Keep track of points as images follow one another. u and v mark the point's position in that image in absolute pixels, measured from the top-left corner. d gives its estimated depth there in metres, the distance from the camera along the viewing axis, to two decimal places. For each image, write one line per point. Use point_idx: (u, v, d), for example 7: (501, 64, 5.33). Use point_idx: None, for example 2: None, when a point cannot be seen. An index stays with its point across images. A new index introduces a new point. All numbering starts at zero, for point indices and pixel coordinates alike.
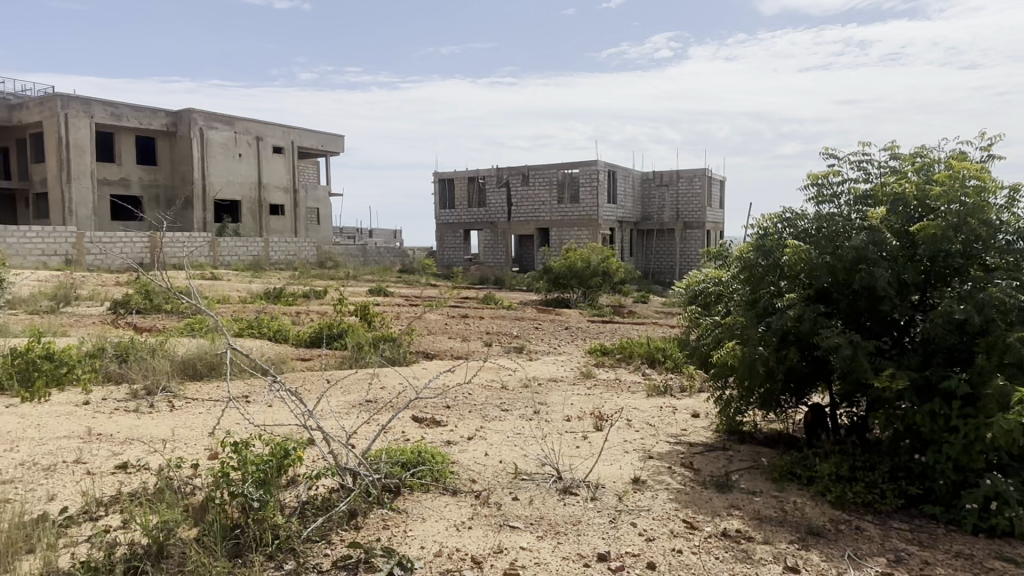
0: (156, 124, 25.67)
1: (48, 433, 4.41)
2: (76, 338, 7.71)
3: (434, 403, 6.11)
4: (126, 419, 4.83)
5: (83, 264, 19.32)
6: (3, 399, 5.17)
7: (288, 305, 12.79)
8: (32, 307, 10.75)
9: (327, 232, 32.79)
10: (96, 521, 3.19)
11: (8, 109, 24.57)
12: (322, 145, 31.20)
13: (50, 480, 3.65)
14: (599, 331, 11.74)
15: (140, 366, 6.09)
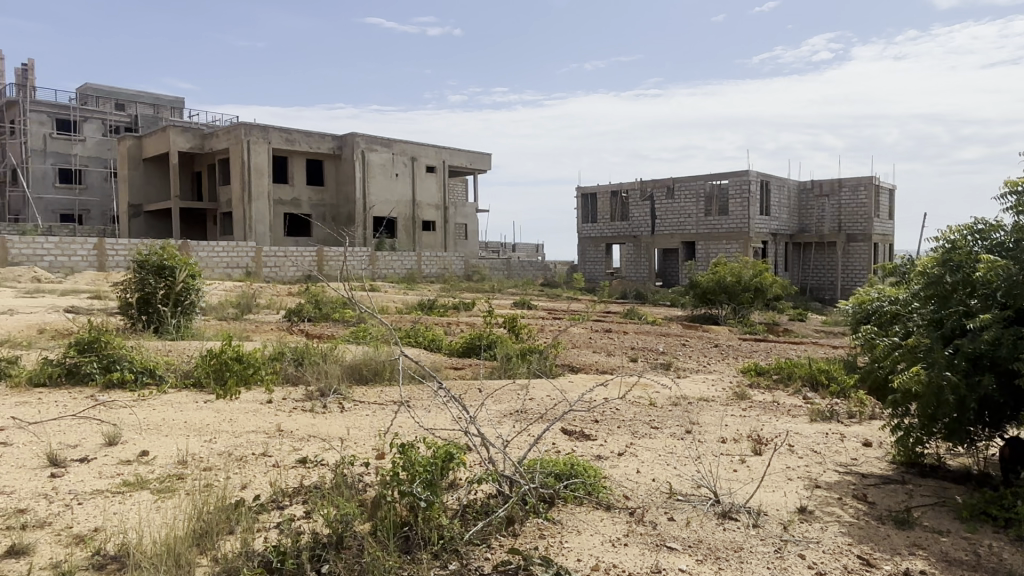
0: (323, 147, 27.99)
1: (239, 428, 4.90)
2: (258, 343, 8.50)
3: (583, 417, 6.09)
4: (302, 418, 5.26)
5: (261, 275, 21.32)
6: (202, 395, 5.81)
7: (438, 316, 13.35)
8: (220, 313, 12.04)
9: (474, 246, 33.91)
10: (282, 510, 3.49)
11: (201, 138, 27.75)
12: (470, 163, 32.42)
13: (244, 469, 4.04)
14: (752, 349, 11.16)
15: (314, 370, 6.62)
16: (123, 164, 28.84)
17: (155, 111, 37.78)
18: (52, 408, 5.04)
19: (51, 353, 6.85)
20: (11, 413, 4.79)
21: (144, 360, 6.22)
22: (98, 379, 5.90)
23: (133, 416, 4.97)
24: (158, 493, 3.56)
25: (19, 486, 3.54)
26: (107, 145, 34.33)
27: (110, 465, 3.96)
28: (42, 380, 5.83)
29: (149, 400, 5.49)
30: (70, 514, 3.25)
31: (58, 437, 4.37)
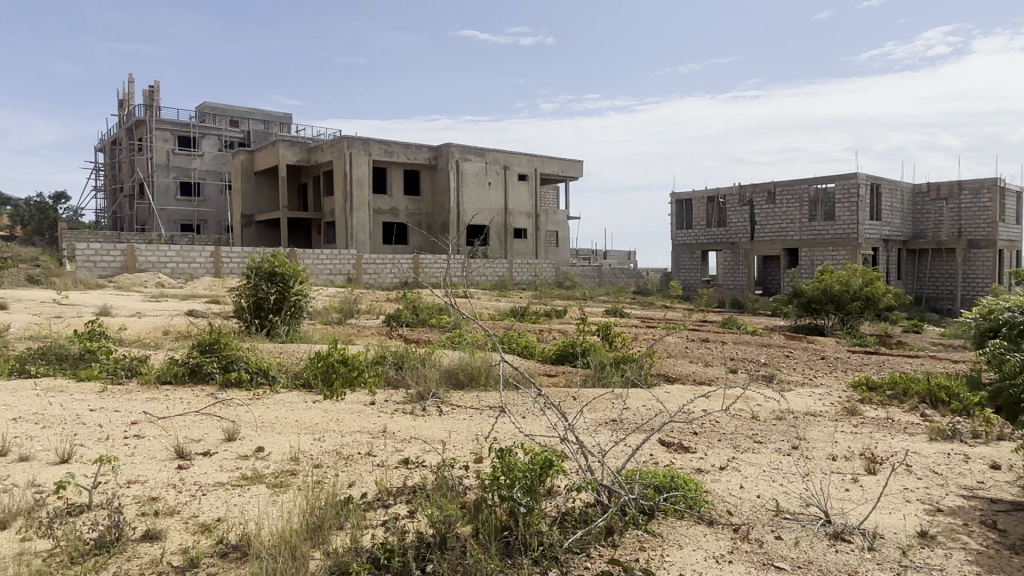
0: (420, 158, 28.81)
1: (346, 427, 5.10)
2: (360, 348, 8.85)
3: (682, 429, 5.95)
4: (404, 420, 5.41)
5: (361, 282, 22.15)
6: (310, 396, 6.10)
7: (532, 323, 13.41)
8: (325, 317, 12.60)
9: (565, 253, 33.89)
10: (388, 508, 3.60)
11: (307, 151, 29.16)
12: (562, 170, 32.44)
13: (350, 468, 4.20)
14: (862, 362, 10.54)
15: (413, 373, 6.80)
16: (237, 178, 30.77)
17: (266, 127, 40.09)
18: (177, 404, 5.43)
19: (176, 353, 7.40)
20: (143, 408, 5.19)
21: (258, 361, 6.60)
22: (218, 378, 6.29)
23: (249, 414, 5.28)
24: (273, 488, 3.75)
25: (151, 476, 3.82)
26: (223, 159, 36.72)
27: (230, 459, 4.21)
28: (169, 378, 6.29)
29: (263, 399, 5.81)
30: (197, 503, 3.49)
31: (185, 431, 4.70)
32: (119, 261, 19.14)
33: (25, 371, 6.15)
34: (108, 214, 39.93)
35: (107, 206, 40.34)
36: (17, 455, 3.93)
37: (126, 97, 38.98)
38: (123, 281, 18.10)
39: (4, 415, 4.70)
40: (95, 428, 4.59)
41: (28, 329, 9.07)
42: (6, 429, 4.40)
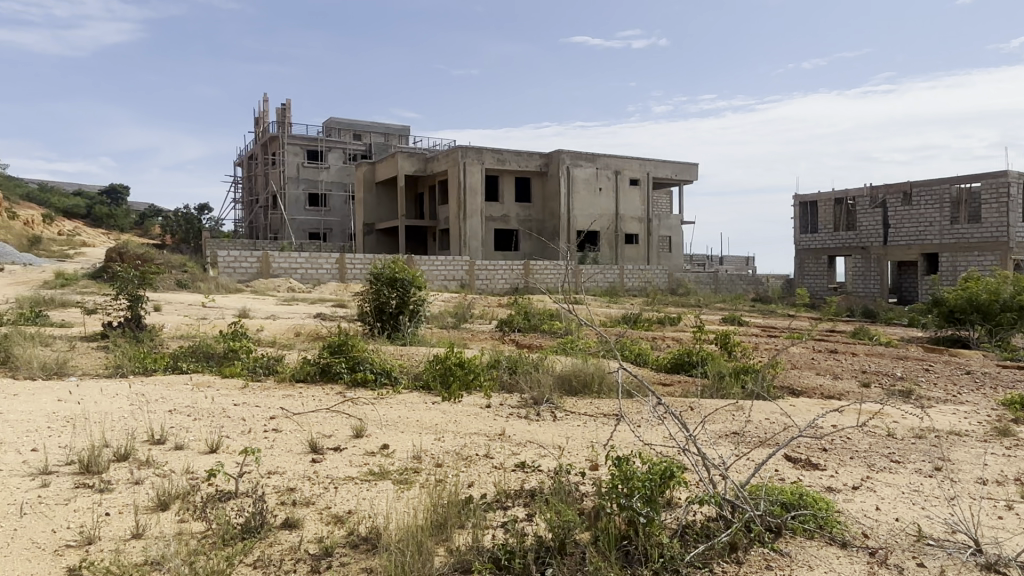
0: (531, 165, 29.11)
1: (464, 429, 5.24)
2: (476, 352, 9.05)
3: (809, 444, 5.66)
4: (519, 424, 5.48)
5: (474, 287, 22.64)
6: (429, 397, 6.32)
7: (645, 330, 13.18)
8: (441, 322, 12.99)
9: (678, 259, 33.08)
10: (506, 510, 3.66)
11: (424, 161, 30.22)
12: (676, 174, 31.74)
13: (470, 469, 4.30)
14: (1016, 379, 9.57)
15: (527, 378, 6.87)
16: (360, 188, 32.41)
17: (385, 139, 41.93)
18: (310, 401, 5.79)
19: (307, 354, 7.88)
20: (280, 404, 5.57)
21: (382, 362, 6.92)
22: (346, 377, 6.65)
23: (374, 413, 5.55)
24: (398, 484, 3.92)
25: (288, 467, 4.09)
26: (346, 171, 38.73)
27: (359, 455, 4.44)
28: (301, 376, 6.71)
29: (386, 399, 6.08)
30: (330, 495, 3.71)
31: (317, 427, 5.01)
32: (255, 267, 20.63)
33: (178, 367, 6.76)
34: (244, 224, 43.18)
35: (244, 217, 43.63)
36: (173, 443, 4.32)
37: (261, 115, 41.97)
38: (259, 285, 19.50)
39: (163, 406, 5.19)
40: (240, 421, 4.98)
41: (181, 329, 9.98)
42: (165, 419, 4.85)
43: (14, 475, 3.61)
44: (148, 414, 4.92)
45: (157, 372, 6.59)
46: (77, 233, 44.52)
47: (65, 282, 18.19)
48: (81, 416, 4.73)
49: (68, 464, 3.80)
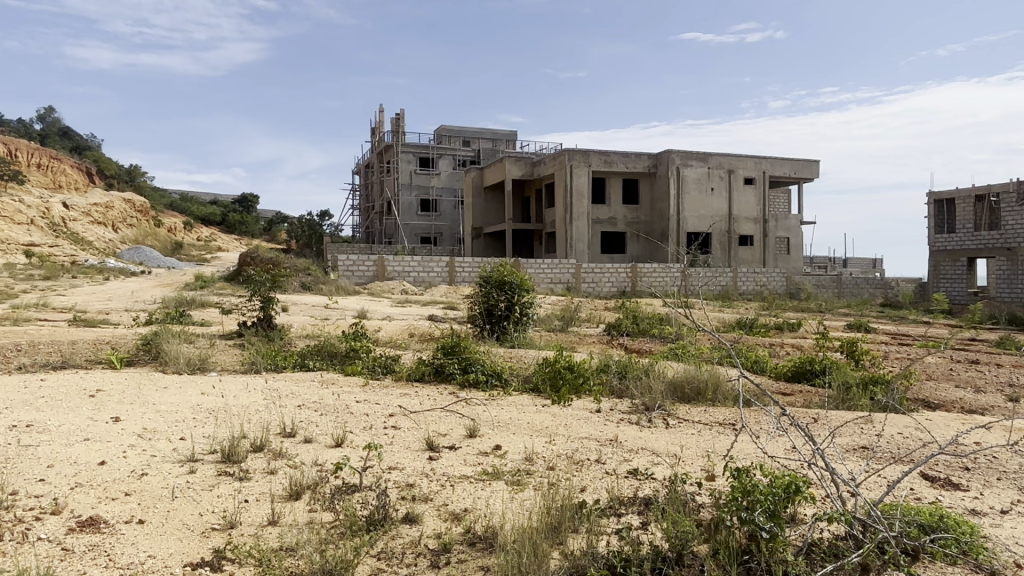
0: (640, 166, 28.69)
1: (575, 433, 5.24)
2: (585, 356, 9.01)
3: (949, 462, 5.22)
4: (631, 431, 5.41)
5: (580, 290, 22.57)
6: (539, 400, 6.36)
7: (761, 336, 12.62)
8: (550, 325, 13.05)
9: (798, 261, 31.47)
10: (620, 516, 3.63)
11: (531, 165, 30.46)
12: (795, 172, 30.25)
13: (581, 473, 4.30)
14: None
15: (637, 384, 6.77)
16: (469, 193, 33.14)
17: (494, 145, 42.64)
18: (427, 400, 5.99)
19: (422, 354, 8.16)
20: (398, 402, 5.80)
21: (493, 364, 7.04)
22: (459, 378, 6.82)
23: (487, 413, 5.65)
24: (512, 486, 3.97)
25: (407, 464, 4.25)
26: (456, 177, 39.69)
27: (473, 455, 4.54)
28: (416, 376, 6.95)
29: (497, 400, 6.18)
30: (448, 492, 3.82)
31: (433, 426, 5.17)
32: (372, 270, 21.59)
33: (305, 364, 7.20)
34: (361, 229, 45.25)
35: (361, 222, 45.76)
36: (302, 436, 4.61)
37: (376, 125, 43.81)
38: (375, 288, 20.39)
39: (292, 401, 5.54)
40: (361, 418, 5.23)
41: (306, 329, 10.61)
42: (294, 413, 5.17)
43: (166, 461, 3.98)
44: (279, 408, 5.27)
45: (286, 369, 7.03)
46: (214, 239, 48.31)
47: (205, 285, 19.78)
48: (222, 408, 5.14)
49: (212, 453, 4.14)
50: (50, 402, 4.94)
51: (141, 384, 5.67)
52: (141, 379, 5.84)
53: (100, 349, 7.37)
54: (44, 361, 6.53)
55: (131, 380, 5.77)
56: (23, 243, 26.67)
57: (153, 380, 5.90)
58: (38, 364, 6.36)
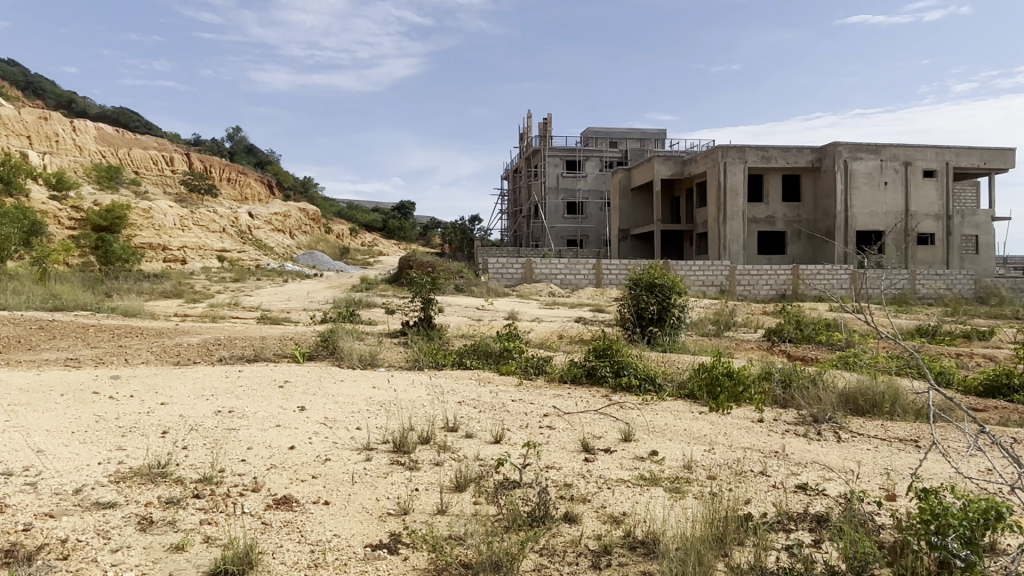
0: (802, 161, 26.99)
1: (735, 442, 5.05)
2: (743, 363, 8.62)
3: None
4: (798, 443, 5.10)
5: (735, 293, 21.63)
6: (696, 407, 6.17)
7: (946, 345, 11.41)
8: (703, 329, 12.61)
9: (988, 262, 28.13)
10: (790, 533, 3.44)
11: (681, 164, 29.63)
12: (985, 162, 27.09)
13: (743, 485, 4.12)
14: None
15: (804, 394, 6.38)
16: (616, 195, 32.89)
17: (642, 144, 41.98)
18: (580, 402, 6.02)
19: (575, 356, 8.20)
20: (552, 403, 5.89)
21: (647, 368, 6.92)
22: (611, 381, 6.78)
23: (642, 418, 5.58)
24: (671, 492, 3.90)
25: (564, 463, 4.31)
26: (604, 179, 39.51)
27: (629, 459, 4.50)
28: (569, 378, 7.00)
29: (652, 405, 6.08)
30: (606, 495, 3.82)
31: (588, 428, 5.18)
32: (520, 273, 22.08)
33: (462, 363, 7.51)
34: (511, 232, 46.32)
35: (510, 226, 46.86)
36: (464, 431, 4.81)
37: (524, 130, 44.68)
38: (524, 290, 20.81)
39: (454, 397, 5.80)
40: (518, 416, 5.36)
41: (462, 329, 11.04)
42: (455, 409, 5.42)
43: (346, 448, 4.32)
44: (442, 404, 5.54)
45: (446, 367, 7.37)
46: (376, 244, 51.69)
47: (369, 287, 21.20)
48: (390, 402, 5.49)
49: (384, 443, 4.44)
50: (247, 391, 5.54)
51: (322, 377, 6.21)
52: (321, 373, 6.39)
53: (285, 344, 8.13)
54: (240, 354, 7.32)
55: (313, 373, 6.33)
56: (217, 249, 30.02)
57: (331, 373, 6.44)
58: (235, 357, 7.15)
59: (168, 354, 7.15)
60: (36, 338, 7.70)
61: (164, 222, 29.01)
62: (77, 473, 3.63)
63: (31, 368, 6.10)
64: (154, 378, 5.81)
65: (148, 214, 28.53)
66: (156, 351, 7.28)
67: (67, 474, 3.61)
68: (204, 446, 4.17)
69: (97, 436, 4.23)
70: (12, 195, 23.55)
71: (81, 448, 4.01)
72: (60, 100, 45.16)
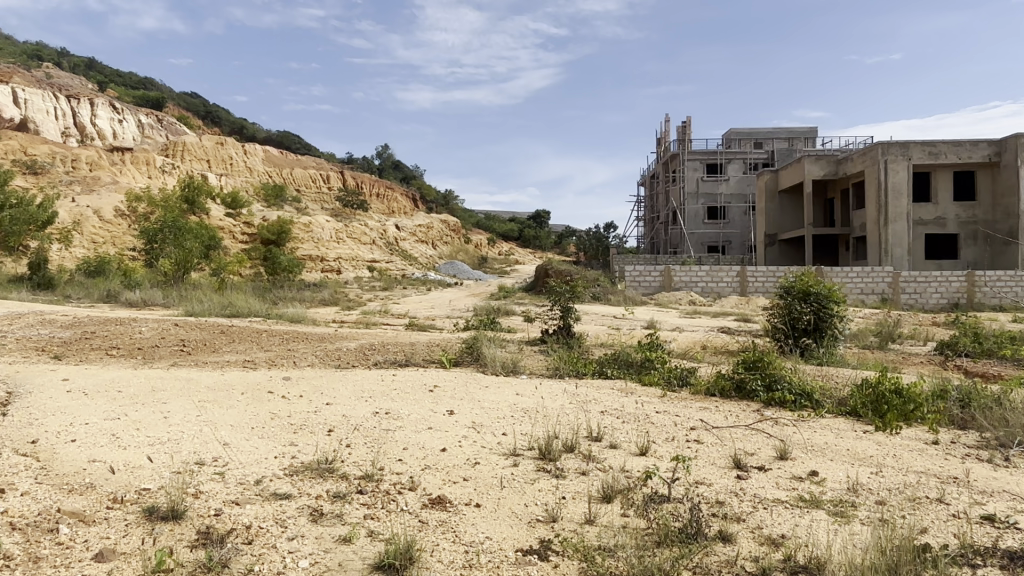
0: (976, 156, 24.42)
1: (905, 465, 4.63)
2: (913, 379, 7.88)
3: None
4: (982, 469, 4.59)
5: (899, 302, 19.88)
6: (860, 425, 5.71)
7: None
8: (862, 342, 11.67)
9: None
10: (977, 569, 3.09)
11: (834, 163, 27.76)
12: None
13: (917, 512, 3.76)
14: None
15: (990, 416, 5.72)
16: (762, 199, 31.36)
17: (789, 144, 39.71)
18: (729, 416, 5.78)
19: (723, 368, 7.88)
20: (699, 416, 5.71)
21: (802, 383, 6.52)
22: (762, 396, 6.44)
23: (799, 435, 5.26)
24: (834, 516, 3.64)
25: (715, 480, 4.15)
26: (747, 181, 37.84)
27: (786, 478, 4.26)
28: (716, 391, 6.75)
29: (809, 422, 5.71)
30: (760, 515, 3.63)
31: (739, 443, 4.97)
32: (658, 281, 21.65)
33: (603, 372, 7.46)
34: (648, 240, 45.50)
35: (647, 233, 46.06)
36: (608, 441, 4.78)
37: (661, 134, 43.79)
38: (662, 298, 20.36)
39: (597, 407, 5.78)
40: (663, 428, 5.25)
41: (601, 338, 10.99)
42: (599, 418, 5.40)
43: (494, 453, 4.43)
44: (585, 412, 5.54)
45: (587, 376, 7.37)
46: (513, 253, 52.74)
47: (507, 295, 21.68)
48: (535, 409, 5.57)
49: (530, 449, 4.51)
50: (401, 394, 5.85)
51: (469, 383, 6.41)
52: (468, 378, 6.61)
53: (433, 350, 8.52)
54: (393, 359, 7.77)
55: (461, 379, 6.56)
56: (367, 259, 31.91)
57: (477, 379, 6.63)
58: (388, 361, 7.59)
59: (329, 357, 7.73)
60: (218, 342, 8.60)
61: (322, 236, 31.39)
62: (257, 465, 4.00)
63: (217, 368, 6.81)
64: (321, 380, 6.29)
65: (308, 228, 30.98)
66: (319, 354, 7.90)
67: (249, 465, 3.99)
68: (366, 445, 4.44)
69: (273, 432, 4.64)
70: (196, 214, 26.53)
71: (260, 443, 4.41)
72: (234, 127, 50.23)
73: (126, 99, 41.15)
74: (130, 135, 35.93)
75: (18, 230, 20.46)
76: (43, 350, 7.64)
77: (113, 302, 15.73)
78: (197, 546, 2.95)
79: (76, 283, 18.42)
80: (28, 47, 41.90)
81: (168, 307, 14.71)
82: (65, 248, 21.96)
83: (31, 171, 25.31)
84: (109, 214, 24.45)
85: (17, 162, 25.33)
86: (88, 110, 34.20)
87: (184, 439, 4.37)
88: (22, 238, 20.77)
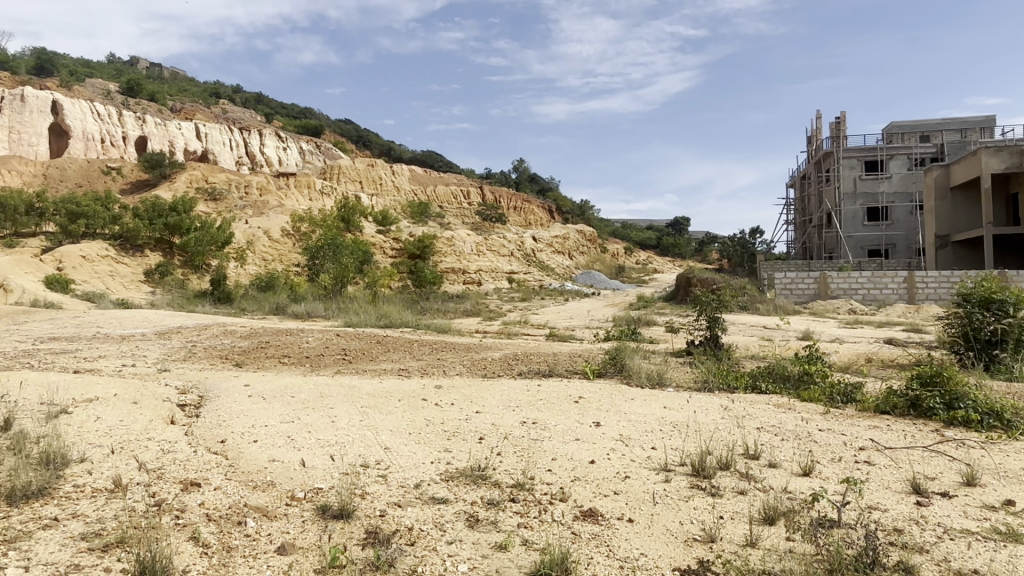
0: None
1: None
2: None
3: None
4: None
5: None
6: None
7: None
8: None
9: None
10: None
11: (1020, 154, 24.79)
12: None
13: None
14: None
15: None
16: (931, 196, 28.56)
17: (962, 136, 35.95)
18: (903, 436, 5.29)
19: (892, 383, 7.23)
20: (869, 435, 5.27)
21: (990, 402, 5.84)
22: (942, 414, 5.83)
23: (989, 460, 4.70)
24: None
25: (891, 506, 3.80)
26: (913, 178, 34.62)
27: (976, 507, 3.82)
28: (888, 408, 6.19)
29: (1002, 445, 5.09)
30: (946, 546, 3.28)
31: (917, 466, 4.53)
32: (812, 288, 20.31)
33: (757, 386, 7.09)
34: (798, 245, 42.91)
35: (798, 238, 43.49)
36: (767, 460, 4.53)
37: (813, 132, 41.16)
38: (817, 307, 19.10)
39: (752, 423, 5.50)
40: (828, 448, 4.91)
41: (751, 350, 10.48)
42: (755, 435, 5.14)
43: (644, 467, 4.36)
44: (740, 428, 5.29)
45: (738, 391, 7.04)
46: (652, 262, 51.75)
47: (647, 305, 21.31)
48: (685, 423, 5.41)
49: (682, 465, 4.38)
50: (547, 404, 5.90)
51: (614, 394, 6.35)
52: (615, 390, 6.55)
53: (577, 361, 8.55)
54: (537, 369, 7.87)
55: (607, 390, 6.52)
56: (507, 271, 32.64)
57: (623, 391, 6.57)
58: (533, 371, 7.72)
59: (477, 367, 7.98)
60: (375, 351, 9.17)
61: (464, 249, 32.54)
62: (415, 469, 4.19)
63: (376, 376, 7.28)
64: (471, 388, 6.50)
65: (450, 242, 32.24)
66: (467, 364, 8.17)
67: (409, 469, 4.20)
68: (517, 454, 4.52)
69: (429, 438, 4.85)
70: (351, 232, 28.45)
71: (417, 448, 4.63)
72: (383, 149, 53.38)
73: (289, 129, 45.05)
74: (293, 160, 39.24)
75: (202, 250, 23.00)
76: (226, 358, 8.51)
77: (281, 314, 17.22)
78: (366, 545, 3.15)
79: (249, 296, 20.34)
80: (210, 88, 47.03)
81: (329, 319, 15.86)
82: (239, 266, 24.33)
83: (211, 198, 28.33)
84: (276, 234, 26.79)
85: (200, 190, 28.43)
86: (257, 140, 37.79)
87: (350, 442, 4.68)
88: (206, 256, 23.29)
